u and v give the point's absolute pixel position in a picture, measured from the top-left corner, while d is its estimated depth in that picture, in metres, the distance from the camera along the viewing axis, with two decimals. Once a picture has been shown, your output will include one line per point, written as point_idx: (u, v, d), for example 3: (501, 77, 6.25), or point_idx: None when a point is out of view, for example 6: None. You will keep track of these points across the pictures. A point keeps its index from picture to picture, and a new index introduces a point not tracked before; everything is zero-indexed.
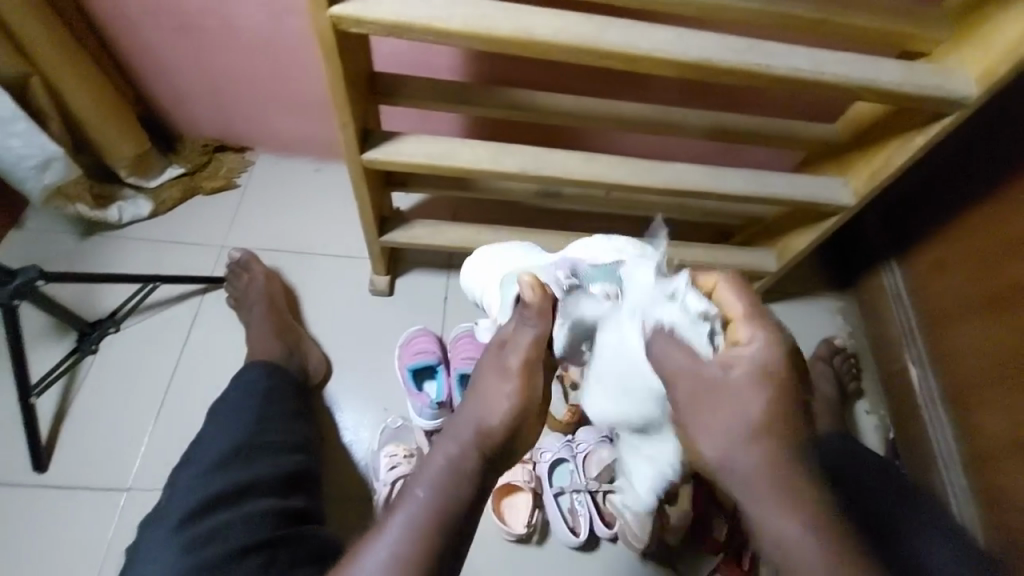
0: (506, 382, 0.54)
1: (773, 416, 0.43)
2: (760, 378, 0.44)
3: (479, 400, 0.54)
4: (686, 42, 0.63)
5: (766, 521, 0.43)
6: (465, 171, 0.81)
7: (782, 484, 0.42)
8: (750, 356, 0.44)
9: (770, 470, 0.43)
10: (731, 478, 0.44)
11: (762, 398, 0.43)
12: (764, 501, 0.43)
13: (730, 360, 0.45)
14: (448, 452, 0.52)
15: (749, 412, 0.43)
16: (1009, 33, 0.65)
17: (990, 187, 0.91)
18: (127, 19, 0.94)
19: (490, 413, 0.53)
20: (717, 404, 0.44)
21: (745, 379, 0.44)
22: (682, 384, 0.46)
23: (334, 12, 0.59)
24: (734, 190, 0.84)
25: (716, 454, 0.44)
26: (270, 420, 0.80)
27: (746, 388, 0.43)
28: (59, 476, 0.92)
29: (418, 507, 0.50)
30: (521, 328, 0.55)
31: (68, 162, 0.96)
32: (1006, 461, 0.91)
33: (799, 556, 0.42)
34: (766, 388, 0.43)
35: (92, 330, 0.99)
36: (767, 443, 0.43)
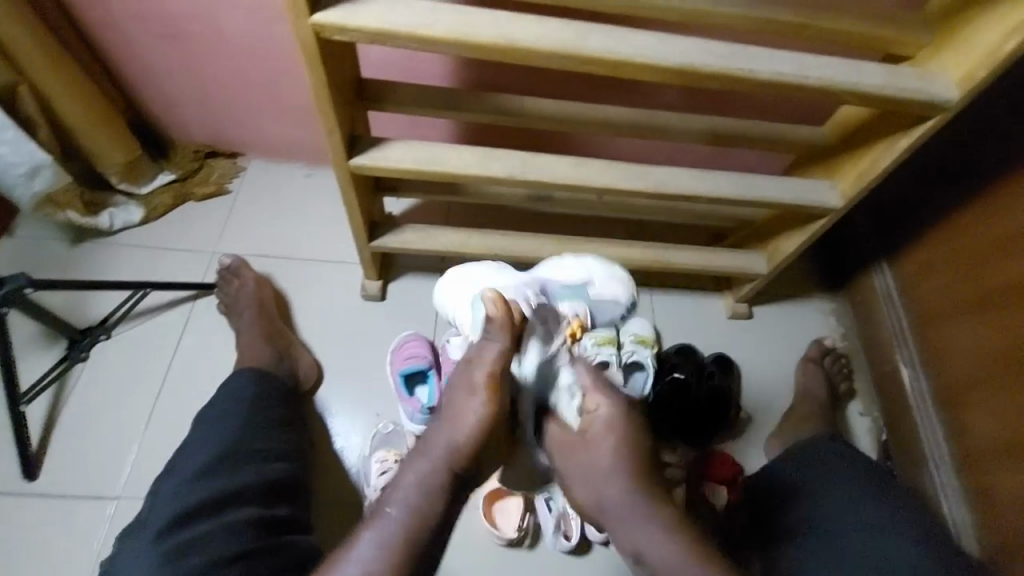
0: (472, 404, 0.56)
1: (619, 453, 0.57)
2: (613, 428, 0.57)
3: (449, 418, 0.57)
4: (669, 47, 0.63)
5: (628, 530, 0.56)
6: (453, 176, 0.81)
7: (635, 501, 0.56)
8: (603, 411, 0.57)
9: (624, 494, 0.56)
10: (602, 510, 0.57)
11: (613, 442, 0.57)
12: (625, 514, 0.56)
13: (589, 419, 0.57)
14: (417, 472, 0.55)
15: (603, 457, 0.57)
16: (991, 34, 0.66)
17: (979, 187, 0.92)
18: (115, 26, 0.94)
19: (457, 433, 0.56)
20: (582, 457, 0.57)
21: (598, 431, 0.57)
22: (558, 449, 0.59)
23: (318, 20, 0.60)
24: (722, 193, 0.84)
25: (587, 499, 0.58)
26: (257, 427, 0.80)
27: (598, 438, 0.57)
28: (50, 485, 0.92)
29: (393, 525, 0.54)
30: (487, 341, 0.58)
31: (58, 170, 0.96)
32: (997, 461, 0.91)
33: (660, 554, 0.55)
34: (617, 436, 0.57)
35: (82, 338, 0.98)
36: (617, 475, 0.56)
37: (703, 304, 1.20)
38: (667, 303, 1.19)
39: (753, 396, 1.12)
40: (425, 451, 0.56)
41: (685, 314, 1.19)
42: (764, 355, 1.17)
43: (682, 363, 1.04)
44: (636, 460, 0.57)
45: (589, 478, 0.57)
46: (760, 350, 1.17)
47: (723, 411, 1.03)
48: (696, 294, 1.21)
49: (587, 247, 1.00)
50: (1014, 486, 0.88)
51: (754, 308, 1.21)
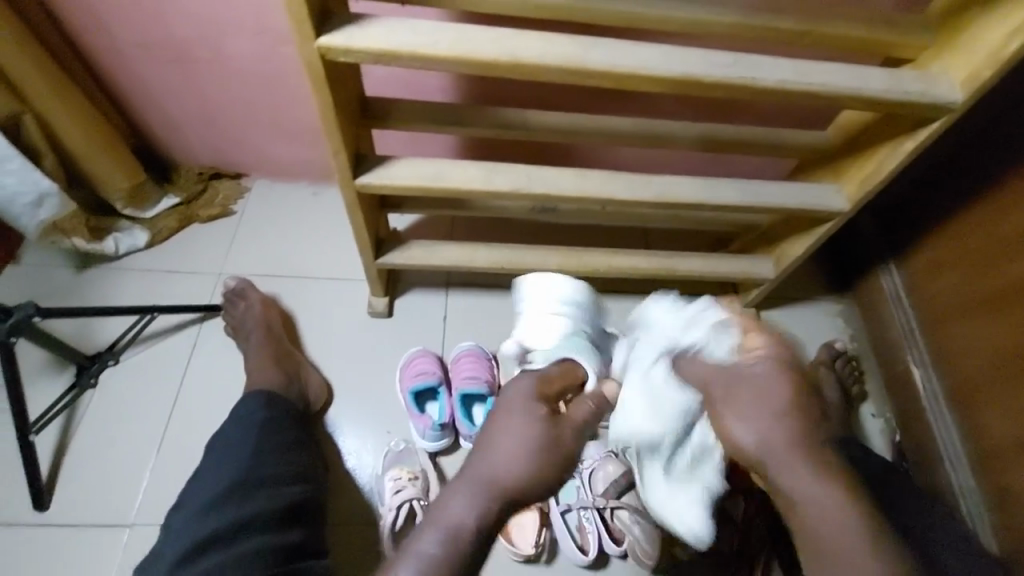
0: (526, 436, 0.55)
1: (789, 395, 0.54)
2: (778, 365, 0.55)
3: (497, 443, 0.55)
4: (672, 59, 0.64)
5: (794, 477, 0.52)
6: (458, 192, 0.81)
7: (797, 448, 0.52)
8: (767, 348, 0.56)
9: (789, 436, 0.53)
10: (765, 454, 0.53)
11: (779, 382, 0.54)
12: (789, 459, 0.52)
13: (745, 356, 0.56)
14: (462, 499, 0.52)
15: (771, 394, 0.54)
16: (990, 39, 0.66)
17: (987, 185, 0.91)
18: (119, 53, 0.95)
19: (505, 459, 0.54)
20: (744, 400, 0.55)
21: (764, 366, 0.55)
22: (715, 383, 0.57)
23: (322, 44, 0.60)
24: (729, 200, 0.84)
25: (746, 443, 0.54)
26: (267, 451, 0.79)
27: (767, 374, 0.55)
28: (61, 515, 0.91)
29: (432, 546, 0.50)
30: (558, 377, 0.63)
31: (63, 198, 0.96)
32: (1016, 463, 0.89)
33: (819, 492, 0.50)
34: (785, 375, 0.55)
35: (91, 364, 0.98)
36: (779, 421, 0.53)
37: None
38: None
39: None
40: (472, 477, 0.53)
41: None
42: None
43: None
44: (796, 402, 0.54)
45: (748, 413, 0.54)
46: None
47: None
48: (703, 299, 1.20)
49: (593, 258, 1.00)
50: None
51: (763, 312, 1.20)
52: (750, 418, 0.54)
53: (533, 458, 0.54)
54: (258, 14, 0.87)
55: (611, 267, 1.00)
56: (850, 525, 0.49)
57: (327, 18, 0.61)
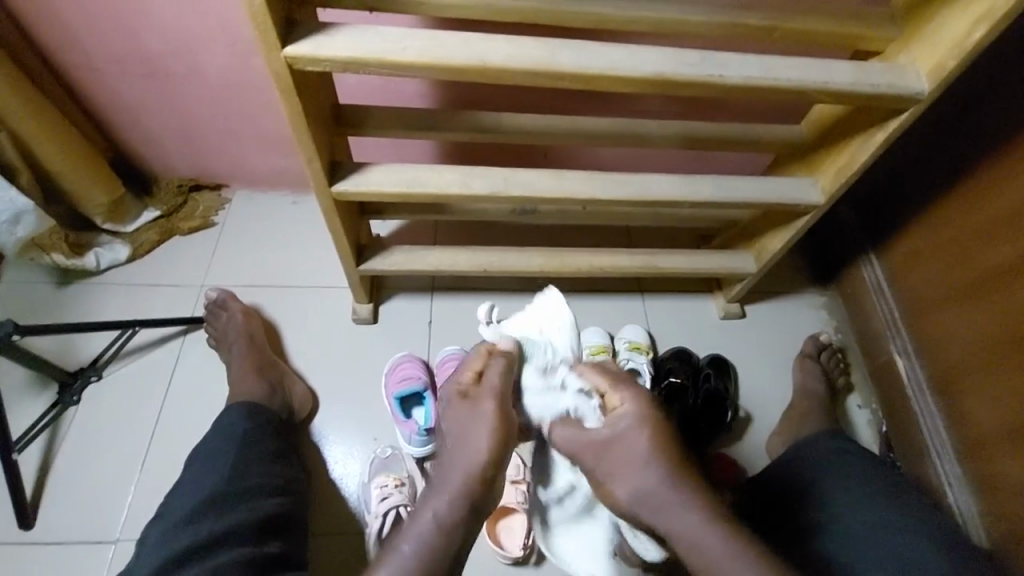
0: (473, 423, 0.66)
1: (649, 447, 0.60)
2: (639, 421, 0.61)
3: (461, 441, 0.65)
4: (641, 59, 0.64)
5: (676, 518, 0.58)
6: (436, 196, 0.81)
7: (670, 495, 0.58)
8: (629, 410, 0.62)
9: (659, 485, 0.59)
10: (638, 506, 0.60)
11: (643, 436, 0.60)
12: (667, 505, 0.58)
13: (615, 421, 0.62)
14: (437, 501, 0.59)
15: (637, 450, 0.60)
16: (951, 30, 0.67)
17: (961, 174, 0.92)
18: (94, 69, 0.95)
19: (472, 453, 0.63)
20: (614, 456, 0.61)
21: (628, 427, 0.61)
22: (586, 451, 0.63)
23: (289, 54, 0.60)
24: (706, 197, 0.84)
25: (625, 497, 0.60)
26: (250, 463, 0.79)
27: (629, 433, 0.61)
28: (46, 533, 0.90)
29: (412, 550, 0.55)
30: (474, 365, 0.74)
31: (41, 214, 0.96)
32: (1002, 448, 0.90)
33: (703, 532, 0.57)
34: (647, 431, 0.61)
35: (73, 380, 0.98)
36: (652, 471, 0.59)
37: (695, 305, 1.20)
38: (660, 307, 1.19)
39: (751, 395, 1.12)
40: (446, 487, 0.60)
41: (678, 317, 1.19)
42: (759, 354, 1.16)
43: (677, 367, 1.06)
44: (660, 451, 0.60)
45: (622, 472, 0.60)
46: (755, 348, 1.17)
47: (722, 415, 1.04)
48: (687, 296, 1.21)
49: (575, 258, 1.00)
50: (1017, 472, 0.88)
51: (747, 307, 1.21)
52: (625, 475, 0.60)
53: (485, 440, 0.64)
54: (230, 24, 0.87)
55: (593, 266, 1.00)
56: (729, 556, 0.56)
57: (293, 28, 0.61)
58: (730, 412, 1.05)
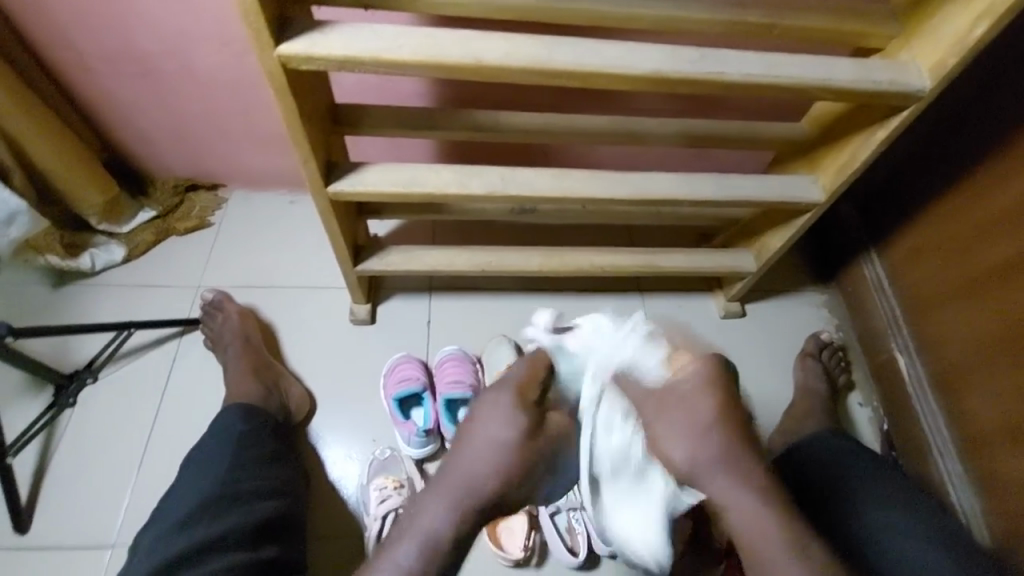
0: (499, 447, 0.62)
1: (713, 417, 0.62)
2: (706, 386, 0.62)
3: (476, 441, 0.63)
4: (639, 56, 0.63)
5: (723, 487, 0.61)
6: (434, 196, 0.80)
7: (721, 464, 0.62)
8: (694, 371, 0.63)
9: (714, 456, 0.62)
10: (691, 472, 0.62)
11: (708, 404, 0.62)
12: (720, 470, 0.62)
13: (678, 380, 0.63)
14: (439, 508, 0.61)
15: (698, 417, 0.62)
16: (953, 26, 0.66)
17: (962, 170, 0.92)
18: (86, 68, 0.94)
19: (483, 461, 0.62)
20: (676, 416, 0.63)
21: (694, 389, 0.62)
22: (645, 406, 0.64)
23: (283, 52, 0.59)
24: (706, 195, 0.84)
25: (678, 459, 0.62)
26: (246, 465, 0.78)
27: (696, 398, 0.62)
28: (42, 537, 0.90)
29: (411, 552, 0.59)
30: (531, 383, 0.66)
31: (35, 215, 0.95)
32: (1003, 446, 0.90)
33: (746, 500, 0.61)
34: (710, 396, 0.62)
35: (69, 382, 0.96)
36: (707, 439, 0.62)
37: (694, 304, 1.19)
38: (661, 306, 1.18)
39: (751, 394, 1.12)
40: (451, 491, 0.61)
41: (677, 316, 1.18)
42: (759, 353, 1.16)
43: None
44: (722, 421, 0.62)
45: (679, 437, 0.62)
46: (755, 347, 1.16)
47: None
48: (687, 294, 1.20)
49: (574, 257, 1.00)
50: (1019, 470, 0.87)
51: (747, 305, 1.20)
52: (681, 439, 0.62)
53: (501, 466, 0.62)
54: (225, 22, 0.86)
55: (593, 265, 1.00)
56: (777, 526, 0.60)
57: (286, 26, 0.61)
58: None
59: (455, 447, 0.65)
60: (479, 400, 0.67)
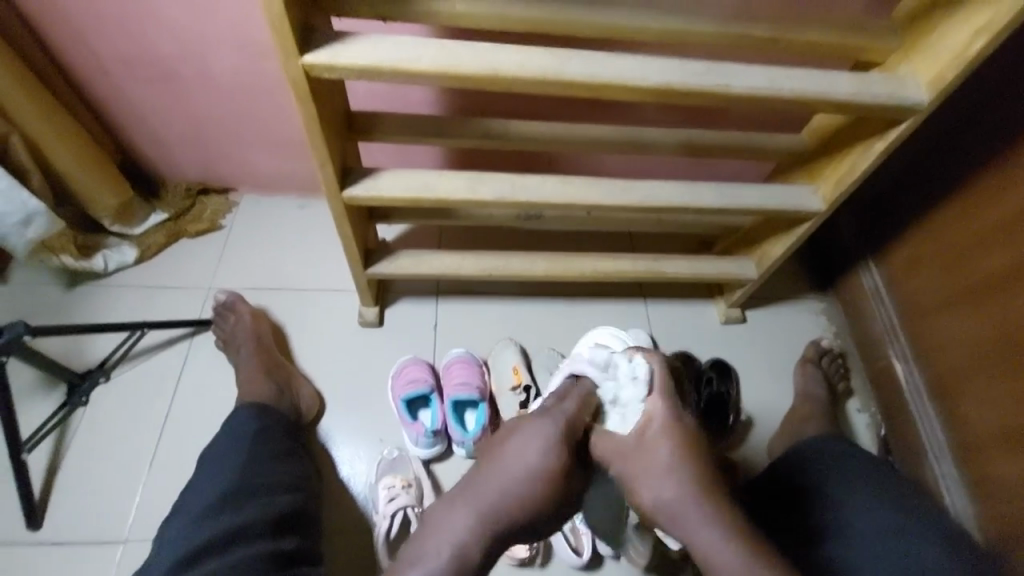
0: (540, 469, 0.56)
1: (679, 459, 0.55)
2: (669, 428, 0.57)
3: (517, 458, 0.57)
4: (648, 68, 0.66)
5: (698, 532, 0.54)
6: (445, 202, 0.82)
7: (691, 505, 0.54)
8: (661, 411, 0.57)
9: (682, 497, 0.54)
10: (662, 514, 0.55)
11: (672, 447, 0.56)
12: (690, 512, 0.54)
13: (644, 427, 0.57)
14: (462, 528, 0.54)
15: (663, 460, 0.55)
16: (950, 43, 0.69)
17: (958, 182, 0.94)
18: (106, 73, 0.96)
19: (520, 483, 0.56)
20: (645, 463, 0.56)
21: (654, 434, 0.56)
22: (616, 457, 0.57)
23: (307, 60, 0.61)
24: (710, 203, 0.86)
25: (651, 504, 0.55)
26: (260, 462, 0.80)
27: (663, 448, 0.56)
28: (54, 533, 0.91)
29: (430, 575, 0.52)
30: (580, 420, 0.60)
31: (53, 216, 0.97)
32: (999, 450, 0.92)
33: (720, 546, 0.53)
34: (675, 439, 0.56)
35: (82, 381, 0.98)
36: (677, 479, 0.55)
37: (696, 310, 1.22)
38: (663, 312, 1.20)
39: (752, 399, 1.14)
40: (482, 510, 0.55)
41: (679, 321, 1.20)
42: (759, 359, 1.18)
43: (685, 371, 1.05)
44: (689, 462, 0.55)
45: (647, 483, 0.55)
46: (755, 353, 1.18)
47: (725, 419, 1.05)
48: (689, 300, 1.22)
49: (579, 262, 1.02)
50: (1015, 472, 0.89)
51: (747, 312, 1.22)
52: (648, 484, 0.55)
53: (537, 492, 0.56)
54: (245, 30, 0.89)
55: (598, 271, 1.02)
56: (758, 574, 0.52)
57: (311, 35, 0.63)
58: (732, 414, 1.06)
59: (487, 458, 0.59)
60: (520, 414, 0.61)
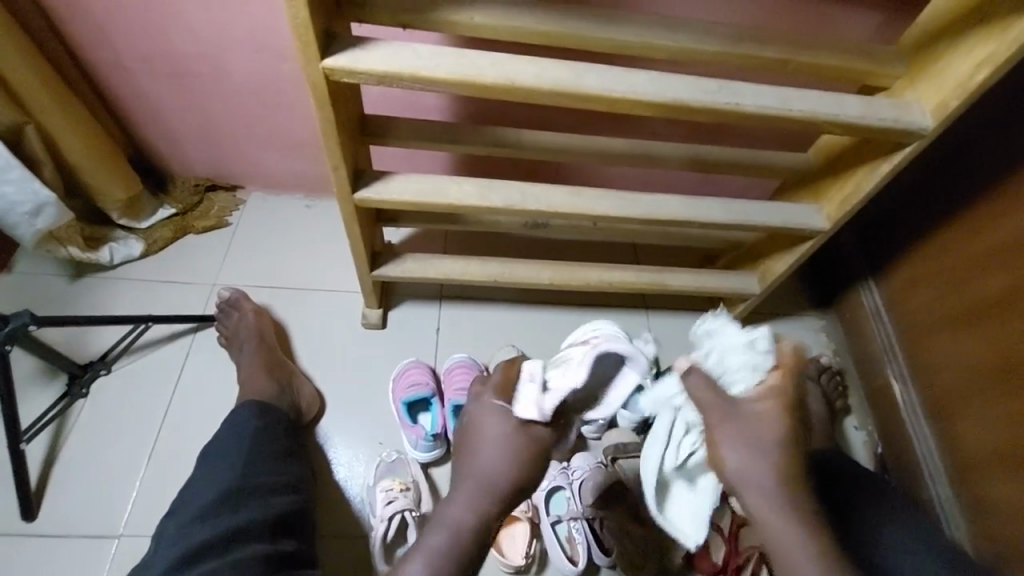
0: (498, 446, 0.68)
1: (773, 437, 0.59)
2: (774, 406, 0.60)
3: (479, 447, 0.69)
4: (661, 84, 0.67)
5: (763, 499, 0.60)
6: (455, 207, 0.83)
7: (767, 476, 0.59)
8: (773, 389, 0.61)
9: (762, 469, 0.59)
10: (740, 479, 0.60)
11: (772, 425, 0.59)
12: (763, 484, 0.59)
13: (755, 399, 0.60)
14: (459, 506, 0.68)
15: (757, 434, 0.59)
16: (956, 72, 0.70)
17: (959, 207, 0.96)
18: (121, 67, 0.97)
19: (491, 465, 0.68)
20: (735, 426, 0.60)
21: (760, 409, 0.60)
22: (713, 405, 0.61)
23: (327, 65, 0.62)
24: (716, 218, 0.87)
25: (730, 465, 0.60)
26: (260, 460, 0.80)
27: (760, 418, 0.60)
28: (50, 524, 0.91)
29: (436, 548, 0.66)
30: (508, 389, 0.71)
31: (61, 207, 0.97)
32: (994, 473, 0.92)
33: (780, 515, 0.59)
34: (774, 418, 0.60)
35: (84, 372, 0.99)
36: (762, 453, 0.59)
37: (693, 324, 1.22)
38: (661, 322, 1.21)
39: None
40: (470, 491, 0.68)
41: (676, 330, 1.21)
42: None
43: None
44: (779, 442, 0.60)
45: (737, 448, 0.59)
46: None
47: None
48: (688, 314, 1.23)
49: (583, 272, 1.02)
50: (1008, 495, 0.90)
51: (747, 327, 1.23)
52: (736, 449, 0.59)
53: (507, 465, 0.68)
54: (262, 31, 0.90)
55: (601, 280, 1.02)
56: (810, 548, 0.58)
57: (331, 40, 0.64)
58: None
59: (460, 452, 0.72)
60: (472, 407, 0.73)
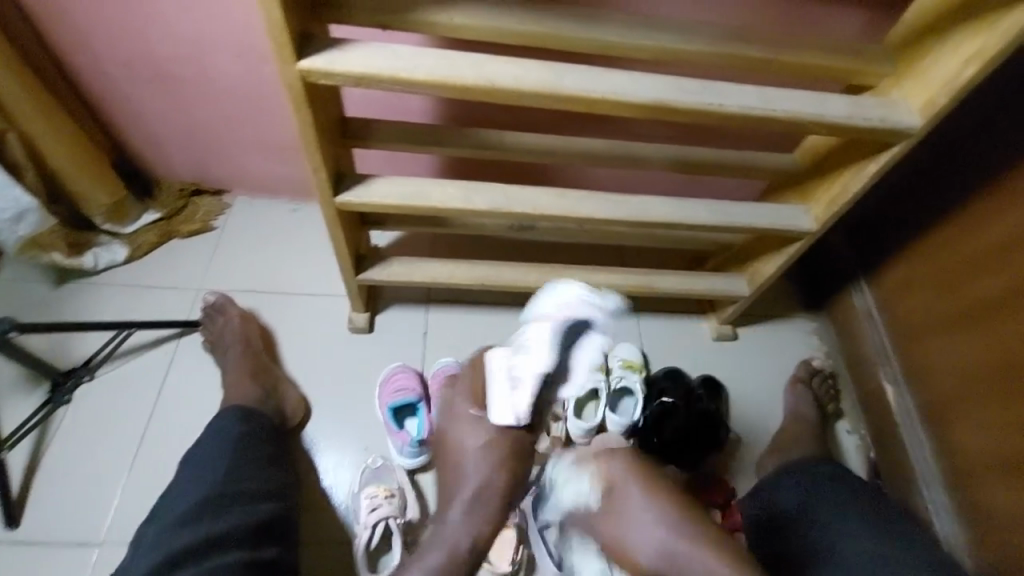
0: (481, 453, 0.69)
1: (652, 500, 0.66)
2: (627, 475, 0.68)
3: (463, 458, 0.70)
4: (643, 85, 0.66)
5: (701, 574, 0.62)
6: (438, 210, 0.82)
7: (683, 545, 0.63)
8: (615, 468, 0.68)
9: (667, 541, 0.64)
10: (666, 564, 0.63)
11: (637, 490, 0.66)
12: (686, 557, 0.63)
13: (610, 489, 0.67)
14: (453, 520, 0.68)
15: (639, 505, 0.66)
16: (943, 70, 0.69)
17: (952, 207, 0.95)
18: (103, 71, 0.96)
19: (478, 474, 0.69)
20: (627, 511, 0.66)
21: (620, 488, 0.67)
22: (602, 518, 0.67)
23: (303, 67, 0.61)
24: (703, 220, 0.86)
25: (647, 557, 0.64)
26: (243, 467, 0.79)
27: (632, 489, 0.67)
28: (30, 533, 0.90)
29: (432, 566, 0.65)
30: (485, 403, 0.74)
31: (43, 213, 0.96)
32: (990, 477, 0.91)
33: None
34: (635, 480, 0.67)
35: (66, 379, 0.97)
36: (658, 521, 0.65)
37: (683, 326, 1.21)
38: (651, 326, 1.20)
39: (741, 419, 1.13)
40: (463, 503, 0.68)
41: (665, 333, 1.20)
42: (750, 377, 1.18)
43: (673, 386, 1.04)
44: (661, 498, 0.66)
45: (637, 534, 0.65)
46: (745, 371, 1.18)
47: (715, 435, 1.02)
48: (678, 316, 1.22)
49: (570, 275, 1.02)
50: (1005, 499, 0.89)
51: (738, 329, 1.22)
52: (637, 535, 0.65)
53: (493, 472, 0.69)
54: (244, 34, 0.89)
55: (588, 283, 1.01)
56: None
57: (308, 42, 0.63)
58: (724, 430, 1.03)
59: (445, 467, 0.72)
60: (451, 421, 0.74)
